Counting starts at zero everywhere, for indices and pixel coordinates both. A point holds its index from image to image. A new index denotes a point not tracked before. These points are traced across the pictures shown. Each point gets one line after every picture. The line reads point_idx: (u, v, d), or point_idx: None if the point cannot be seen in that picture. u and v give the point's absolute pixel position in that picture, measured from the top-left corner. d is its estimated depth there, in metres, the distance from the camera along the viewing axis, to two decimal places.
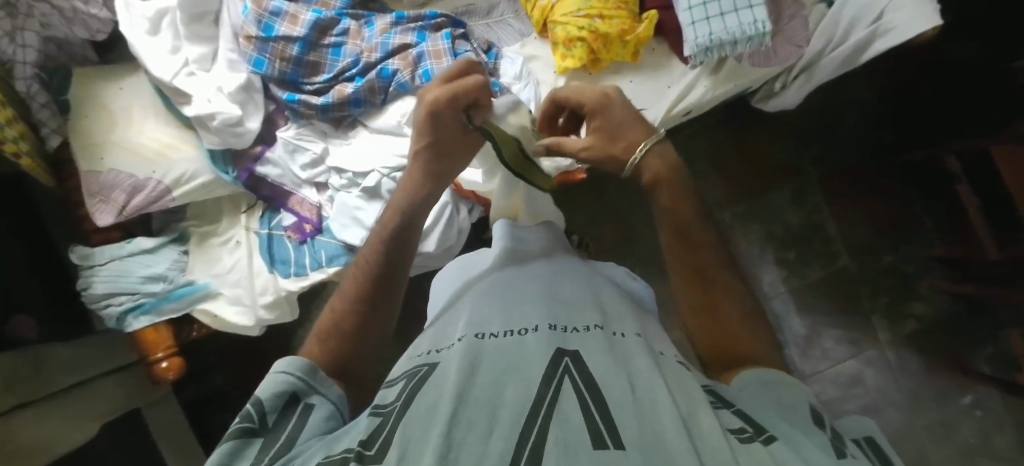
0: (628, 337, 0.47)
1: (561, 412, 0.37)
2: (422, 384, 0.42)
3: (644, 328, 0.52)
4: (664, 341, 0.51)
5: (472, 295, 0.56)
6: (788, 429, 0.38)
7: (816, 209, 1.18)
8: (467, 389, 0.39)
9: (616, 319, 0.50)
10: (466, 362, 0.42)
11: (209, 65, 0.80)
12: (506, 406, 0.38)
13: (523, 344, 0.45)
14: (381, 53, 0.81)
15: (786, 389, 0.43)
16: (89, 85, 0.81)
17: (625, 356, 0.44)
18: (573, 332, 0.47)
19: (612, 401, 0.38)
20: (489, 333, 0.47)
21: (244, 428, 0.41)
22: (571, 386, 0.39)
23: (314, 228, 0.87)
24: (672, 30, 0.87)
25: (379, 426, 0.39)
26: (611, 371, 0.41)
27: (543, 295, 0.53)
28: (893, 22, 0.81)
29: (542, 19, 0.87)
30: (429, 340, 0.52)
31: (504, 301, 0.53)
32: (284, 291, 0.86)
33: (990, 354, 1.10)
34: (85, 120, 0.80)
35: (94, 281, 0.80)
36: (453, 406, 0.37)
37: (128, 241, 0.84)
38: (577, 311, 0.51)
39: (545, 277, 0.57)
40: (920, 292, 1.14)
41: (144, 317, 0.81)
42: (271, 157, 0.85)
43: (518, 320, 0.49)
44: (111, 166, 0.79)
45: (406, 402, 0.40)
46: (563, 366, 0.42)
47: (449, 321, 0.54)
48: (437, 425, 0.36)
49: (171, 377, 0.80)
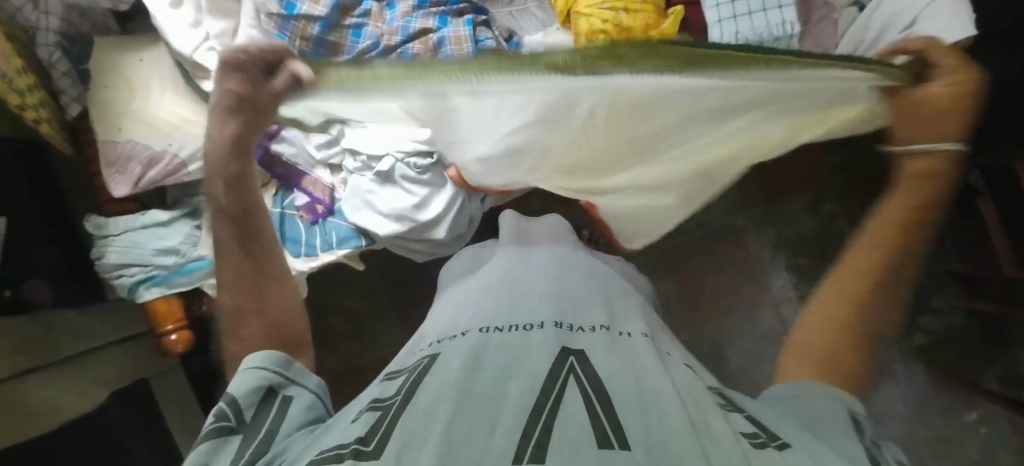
0: (634, 336, 0.50)
1: (566, 409, 0.38)
2: (424, 376, 0.44)
3: (648, 328, 0.54)
4: (669, 348, 0.53)
5: (479, 290, 0.58)
6: (798, 435, 0.40)
7: (832, 217, 1.17)
8: (470, 385, 0.41)
9: (621, 321, 0.52)
10: (471, 359, 0.44)
11: (229, 40, 0.79)
12: (510, 402, 0.39)
13: (528, 341, 0.47)
14: (402, 37, 0.80)
15: (822, 398, 0.46)
16: (111, 54, 0.81)
17: (629, 356, 0.46)
18: (579, 331, 0.48)
19: (617, 401, 0.39)
20: (494, 327, 0.50)
21: (220, 426, 0.41)
22: (576, 383, 0.41)
23: (325, 210, 0.89)
24: (698, 28, 0.85)
25: (378, 417, 0.40)
26: (616, 373, 0.42)
27: (551, 292, 0.55)
28: (923, 31, 0.78)
29: (566, 10, 0.86)
30: (436, 330, 0.54)
31: (510, 300, 0.55)
32: (295, 270, 0.88)
33: (1000, 374, 1.09)
34: (104, 90, 0.80)
35: (108, 251, 0.81)
36: (457, 402, 0.39)
37: (143, 213, 0.84)
38: (584, 310, 0.52)
39: (550, 275, 0.59)
40: (931, 306, 1.13)
41: (155, 289, 0.82)
42: (286, 135, 0.86)
43: (523, 315, 0.51)
44: (129, 137, 0.79)
45: (407, 396, 0.41)
46: (568, 365, 0.43)
47: (456, 313, 0.56)
48: (439, 421, 0.37)
49: (179, 350, 0.83)
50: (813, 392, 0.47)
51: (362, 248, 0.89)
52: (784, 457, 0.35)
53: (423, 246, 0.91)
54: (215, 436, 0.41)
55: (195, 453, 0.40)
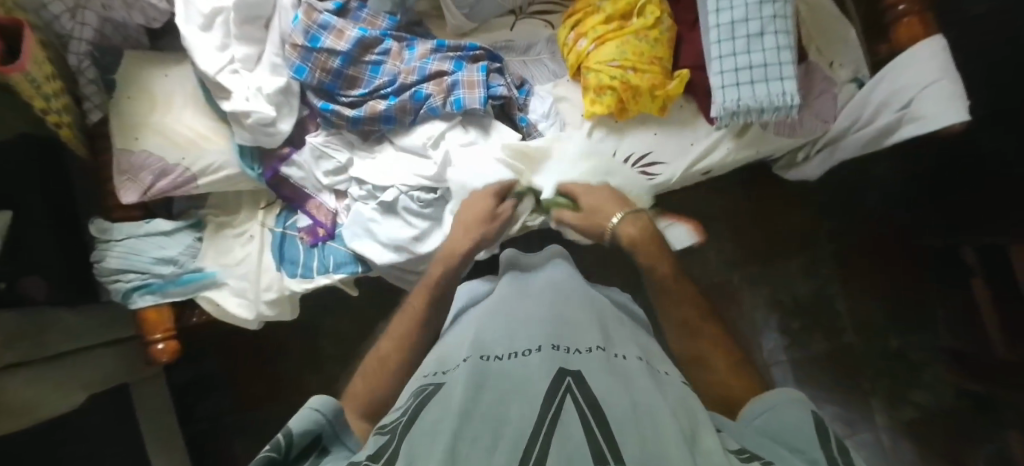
0: (629, 359, 0.49)
1: (564, 430, 0.37)
2: (427, 401, 0.44)
3: (644, 350, 0.53)
4: (667, 364, 0.53)
5: (477, 315, 0.59)
6: (788, 455, 0.41)
7: (826, 282, 1.18)
8: (471, 407, 0.41)
9: (618, 343, 0.52)
10: (471, 383, 0.43)
11: (253, 66, 0.84)
12: (509, 426, 0.39)
13: (526, 365, 0.46)
14: (418, 77, 0.84)
15: (791, 408, 0.44)
16: (138, 67, 0.85)
17: (624, 376, 0.45)
18: (575, 352, 0.48)
19: (615, 421, 0.38)
20: (494, 355, 0.49)
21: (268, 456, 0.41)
22: (573, 404, 0.40)
23: (326, 234, 0.90)
24: (703, 91, 0.88)
25: (383, 443, 0.41)
26: (612, 392, 0.42)
27: (547, 316, 0.54)
28: (919, 111, 0.80)
29: (577, 64, 0.89)
30: (437, 357, 0.54)
31: (508, 323, 0.55)
32: (289, 290, 0.89)
33: (991, 455, 1.07)
34: (128, 101, 0.83)
35: (109, 255, 0.82)
36: (458, 423, 0.39)
37: (148, 221, 0.86)
38: (581, 332, 0.52)
39: (548, 299, 0.59)
40: (924, 380, 1.12)
41: (149, 296, 0.83)
42: (297, 160, 0.88)
43: (521, 342, 0.50)
44: (144, 147, 0.81)
45: (411, 420, 0.42)
46: (566, 385, 0.42)
47: (457, 339, 0.56)
48: (442, 443, 0.37)
49: (165, 359, 0.83)
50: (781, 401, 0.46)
51: (358, 274, 0.89)
52: None
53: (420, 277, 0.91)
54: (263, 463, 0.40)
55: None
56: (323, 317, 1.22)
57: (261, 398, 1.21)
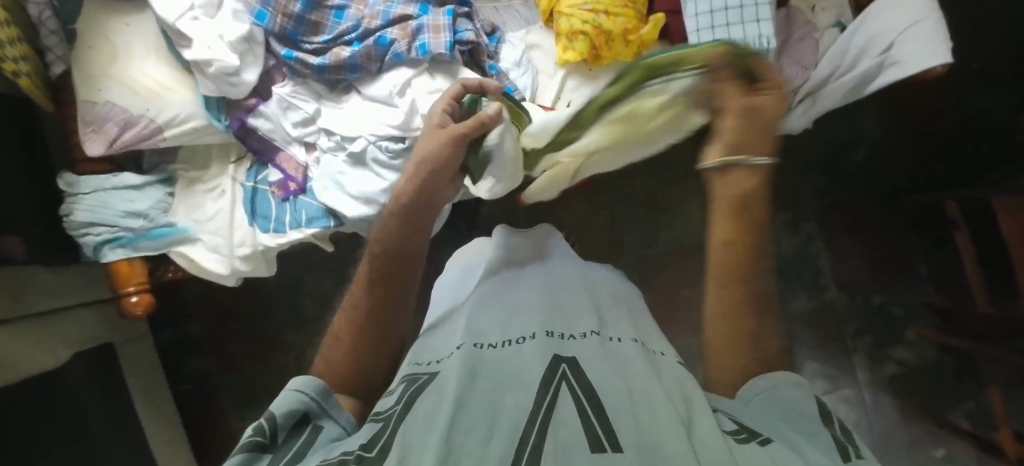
0: (623, 342, 0.50)
1: (558, 418, 0.37)
2: (421, 389, 0.43)
3: (637, 332, 0.54)
4: (659, 344, 0.54)
5: (473, 300, 0.58)
6: (790, 432, 0.40)
7: (810, 240, 1.17)
8: (467, 393, 0.40)
9: (611, 325, 0.53)
10: (467, 369, 0.43)
11: (215, 12, 0.80)
12: (505, 412, 0.38)
13: (521, 354, 0.46)
14: (382, 22, 0.82)
15: (790, 391, 0.45)
16: (98, 16, 0.83)
17: (619, 361, 0.46)
18: (570, 339, 0.49)
19: (610, 407, 0.39)
20: (488, 343, 0.49)
21: (254, 440, 0.41)
22: (569, 393, 0.40)
23: (298, 188, 0.89)
24: (679, 37, 0.85)
25: (378, 429, 0.40)
26: (607, 379, 0.42)
27: (543, 303, 0.55)
28: (899, 55, 0.78)
29: (550, 10, 0.86)
30: (428, 350, 0.54)
31: (502, 310, 0.55)
32: (262, 246, 0.88)
33: (970, 410, 1.08)
34: (88, 50, 0.81)
35: (77, 208, 0.82)
36: (453, 408, 0.38)
37: (115, 175, 0.85)
38: (573, 318, 0.53)
39: (542, 285, 0.60)
40: (906, 338, 1.12)
41: (120, 250, 0.83)
42: (264, 111, 0.86)
43: (515, 330, 0.51)
44: (107, 99, 0.80)
45: (405, 406, 0.41)
46: (561, 372, 0.43)
47: (450, 328, 0.56)
48: (436, 430, 0.36)
49: (139, 312, 0.83)
50: (779, 382, 0.46)
51: (331, 229, 0.88)
52: (770, 453, 0.35)
53: None
54: (249, 444, 0.40)
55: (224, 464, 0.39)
56: (303, 277, 1.22)
57: (246, 358, 1.22)
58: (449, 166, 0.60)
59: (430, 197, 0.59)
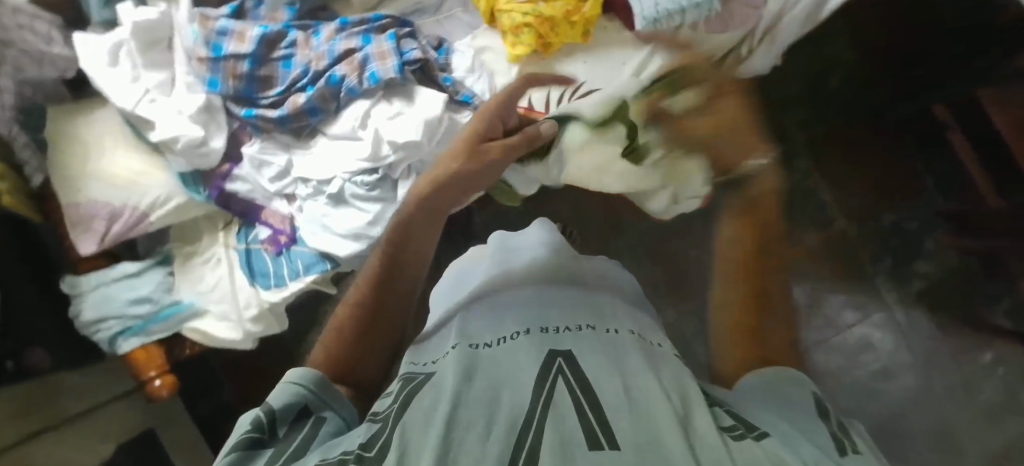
0: (619, 334, 0.51)
1: (556, 412, 0.38)
2: (418, 389, 0.44)
3: (633, 324, 0.55)
4: (657, 335, 0.55)
5: (467, 304, 0.60)
6: (784, 426, 0.39)
7: (805, 175, 1.15)
8: (464, 390, 0.41)
9: (609, 319, 0.54)
10: (463, 368, 0.44)
11: (170, 90, 0.83)
12: (503, 407, 0.39)
13: (518, 349, 0.48)
14: (329, 60, 0.83)
15: (788, 387, 0.45)
16: (65, 121, 0.86)
17: (614, 353, 0.47)
18: (565, 333, 0.50)
19: (606, 400, 0.39)
20: (482, 342, 0.50)
21: (254, 434, 0.40)
22: (565, 386, 0.41)
23: (288, 239, 0.90)
24: (622, 6, 0.86)
25: (377, 430, 0.39)
26: (602, 372, 0.43)
27: (540, 299, 0.57)
28: None
29: (489, 10, 0.86)
30: (427, 349, 0.55)
31: (498, 310, 0.56)
32: (267, 303, 0.90)
33: (1008, 308, 1.04)
34: (62, 155, 0.83)
35: (84, 307, 0.84)
36: (451, 406, 0.38)
37: (114, 267, 0.87)
38: (568, 313, 0.54)
39: (534, 283, 0.61)
40: (927, 250, 1.09)
41: (133, 338, 0.84)
42: (239, 174, 0.88)
43: (507, 328, 0.52)
44: (89, 196, 0.82)
45: (402, 406, 0.41)
46: (557, 366, 0.44)
47: (446, 330, 0.56)
48: (435, 428, 0.36)
49: (165, 394, 0.84)
50: (778, 378, 0.46)
51: (329, 271, 0.89)
52: (765, 446, 0.35)
53: None
54: (247, 437, 0.39)
55: (222, 459, 0.38)
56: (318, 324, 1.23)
57: None
58: (470, 169, 0.65)
59: (451, 184, 0.63)
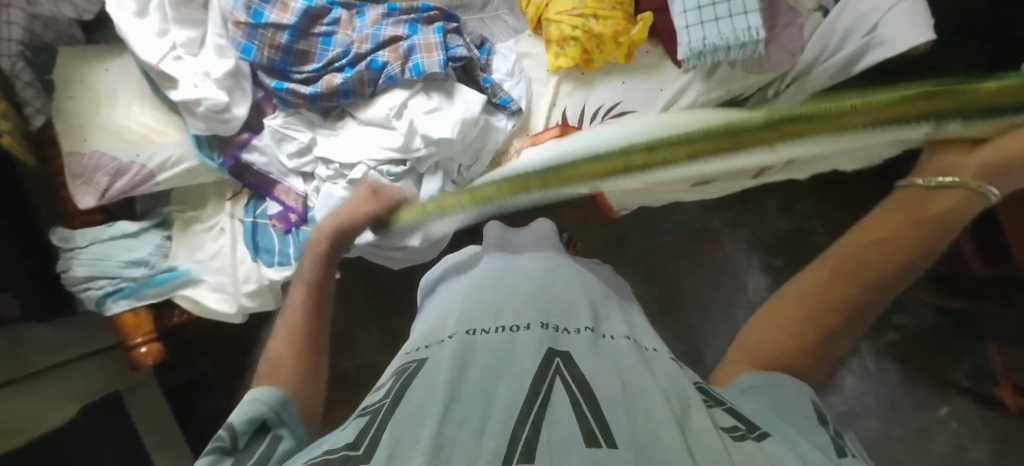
0: (617, 339, 0.50)
1: (552, 414, 0.38)
2: (414, 379, 0.44)
3: (630, 328, 0.54)
4: (654, 340, 0.54)
5: (458, 291, 0.59)
6: (788, 429, 0.38)
7: (804, 218, 1.18)
8: (458, 386, 0.41)
9: (605, 322, 0.53)
10: (458, 362, 0.44)
11: (197, 49, 0.79)
12: (497, 403, 0.40)
13: (515, 343, 0.47)
14: (372, 45, 0.82)
15: (788, 389, 0.43)
16: (73, 65, 0.80)
17: (613, 358, 0.46)
18: (564, 332, 0.49)
19: (602, 396, 0.40)
20: (480, 330, 0.50)
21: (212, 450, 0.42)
22: (562, 384, 0.41)
23: (299, 218, 0.87)
24: (667, 33, 0.86)
25: (367, 422, 0.40)
26: (599, 371, 0.43)
27: (540, 291, 0.56)
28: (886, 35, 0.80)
29: (537, 16, 0.88)
30: (419, 337, 0.54)
31: (495, 300, 0.55)
32: (268, 280, 0.85)
33: (969, 368, 1.12)
34: (70, 100, 0.78)
35: (75, 263, 0.79)
36: (445, 405, 0.39)
37: (110, 225, 0.83)
38: (570, 309, 0.53)
39: (532, 275, 0.59)
40: (904, 303, 1.15)
41: (122, 302, 0.80)
42: (257, 145, 0.85)
43: (510, 318, 0.51)
44: (95, 148, 0.78)
45: (396, 399, 0.42)
46: (554, 366, 0.44)
47: (446, 315, 0.55)
48: (429, 424, 0.37)
49: (150, 362, 0.80)
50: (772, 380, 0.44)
51: None
52: (768, 450, 0.35)
53: (400, 254, 0.88)
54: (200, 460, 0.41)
55: None
56: None
57: None
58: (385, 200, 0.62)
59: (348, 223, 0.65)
